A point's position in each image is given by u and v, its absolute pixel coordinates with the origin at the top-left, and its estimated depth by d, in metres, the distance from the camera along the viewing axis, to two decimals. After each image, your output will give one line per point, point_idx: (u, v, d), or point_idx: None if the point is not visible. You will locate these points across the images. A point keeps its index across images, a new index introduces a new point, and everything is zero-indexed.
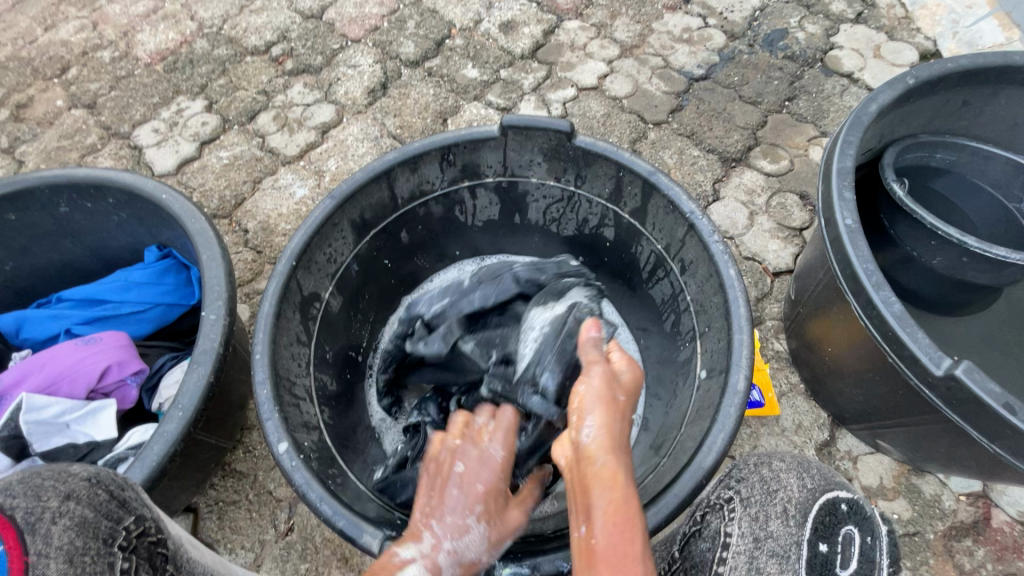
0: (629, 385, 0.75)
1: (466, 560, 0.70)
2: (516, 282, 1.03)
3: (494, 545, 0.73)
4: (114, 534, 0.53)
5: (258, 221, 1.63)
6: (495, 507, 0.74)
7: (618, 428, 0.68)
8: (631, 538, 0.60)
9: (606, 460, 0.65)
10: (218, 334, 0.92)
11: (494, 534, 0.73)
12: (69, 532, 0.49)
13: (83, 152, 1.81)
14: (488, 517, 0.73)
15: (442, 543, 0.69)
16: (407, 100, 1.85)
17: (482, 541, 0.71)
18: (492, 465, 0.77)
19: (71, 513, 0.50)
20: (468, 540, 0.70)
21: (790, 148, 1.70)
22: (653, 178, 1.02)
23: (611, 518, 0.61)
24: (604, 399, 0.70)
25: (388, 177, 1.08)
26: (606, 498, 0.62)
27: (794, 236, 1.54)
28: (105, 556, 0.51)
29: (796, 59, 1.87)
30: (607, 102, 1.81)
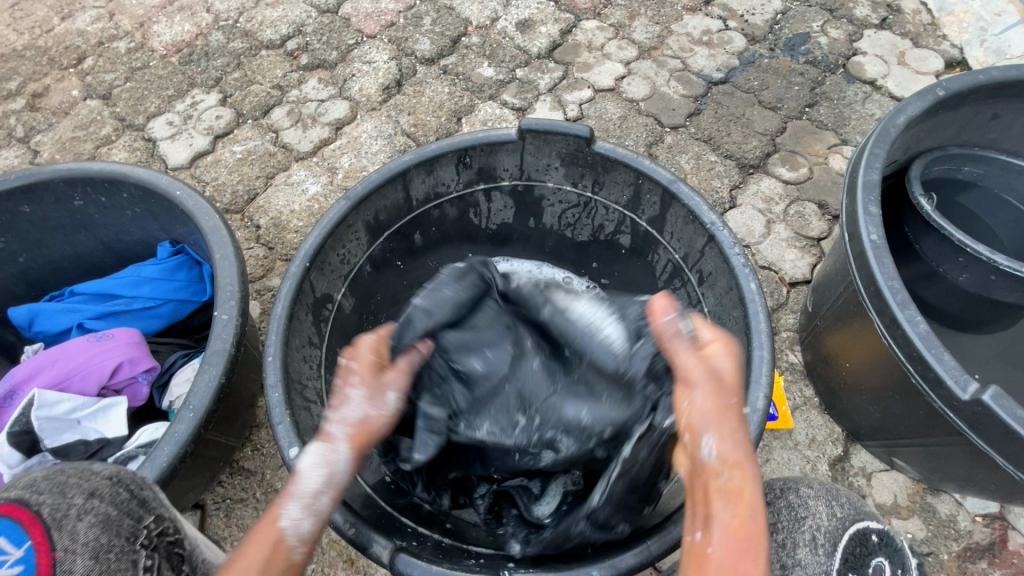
0: (735, 381, 0.69)
1: (353, 420, 0.71)
2: (424, 317, 0.88)
3: (378, 399, 0.73)
4: (136, 532, 0.59)
5: (270, 216, 1.62)
6: (369, 374, 0.75)
7: (739, 440, 0.64)
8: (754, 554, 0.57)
9: (730, 470, 0.62)
10: (229, 336, 0.91)
11: (378, 394, 0.74)
12: (95, 528, 0.55)
13: (98, 143, 1.81)
14: (365, 378, 0.74)
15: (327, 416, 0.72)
16: (421, 98, 1.83)
17: (363, 401, 0.73)
18: (370, 343, 0.79)
19: (95, 511, 0.56)
20: (349, 404, 0.72)
21: (809, 155, 1.67)
22: (673, 187, 1.00)
23: (730, 531, 0.59)
24: (719, 412, 0.65)
25: (403, 179, 1.06)
26: (728, 515, 0.60)
27: (811, 246, 1.51)
28: (128, 554, 0.56)
29: (817, 64, 1.84)
30: (624, 104, 1.79)
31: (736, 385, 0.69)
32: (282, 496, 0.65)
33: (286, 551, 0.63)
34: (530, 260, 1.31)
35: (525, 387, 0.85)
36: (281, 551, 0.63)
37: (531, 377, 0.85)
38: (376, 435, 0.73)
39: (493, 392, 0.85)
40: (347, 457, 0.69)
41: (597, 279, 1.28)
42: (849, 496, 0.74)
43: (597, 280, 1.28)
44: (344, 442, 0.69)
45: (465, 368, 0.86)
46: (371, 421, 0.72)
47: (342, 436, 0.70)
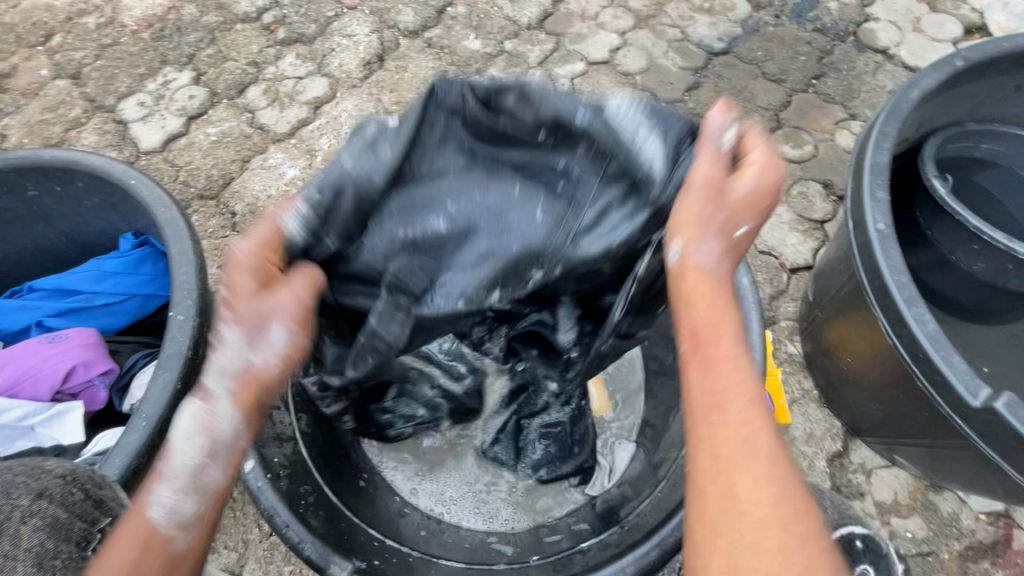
0: (742, 207, 0.66)
1: (234, 369, 0.63)
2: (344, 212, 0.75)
3: (255, 333, 0.63)
4: (87, 536, 0.64)
5: (246, 203, 1.55)
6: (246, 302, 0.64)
7: (721, 243, 0.64)
8: (724, 334, 0.59)
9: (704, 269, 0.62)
10: (187, 337, 0.86)
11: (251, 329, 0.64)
12: (39, 533, 0.60)
13: (67, 126, 1.73)
14: (243, 321, 0.63)
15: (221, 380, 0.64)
16: (404, 74, 1.73)
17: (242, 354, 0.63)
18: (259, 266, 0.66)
19: (41, 514, 0.61)
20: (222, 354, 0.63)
21: (814, 131, 1.57)
22: None
23: (704, 326, 0.60)
24: (698, 218, 0.63)
25: None
26: (697, 312, 0.60)
27: (814, 229, 1.43)
28: (71, 557, 0.62)
29: (826, 32, 1.72)
30: (618, 78, 1.69)
31: (743, 209, 0.66)
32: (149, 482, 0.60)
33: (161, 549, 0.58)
34: None
35: (528, 243, 0.69)
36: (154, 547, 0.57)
37: (524, 224, 0.71)
38: (269, 382, 0.65)
39: (480, 259, 0.69)
40: (231, 416, 0.63)
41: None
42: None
43: None
44: (227, 398, 0.63)
45: (426, 231, 0.71)
46: (255, 369, 0.63)
47: (225, 392, 0.63)
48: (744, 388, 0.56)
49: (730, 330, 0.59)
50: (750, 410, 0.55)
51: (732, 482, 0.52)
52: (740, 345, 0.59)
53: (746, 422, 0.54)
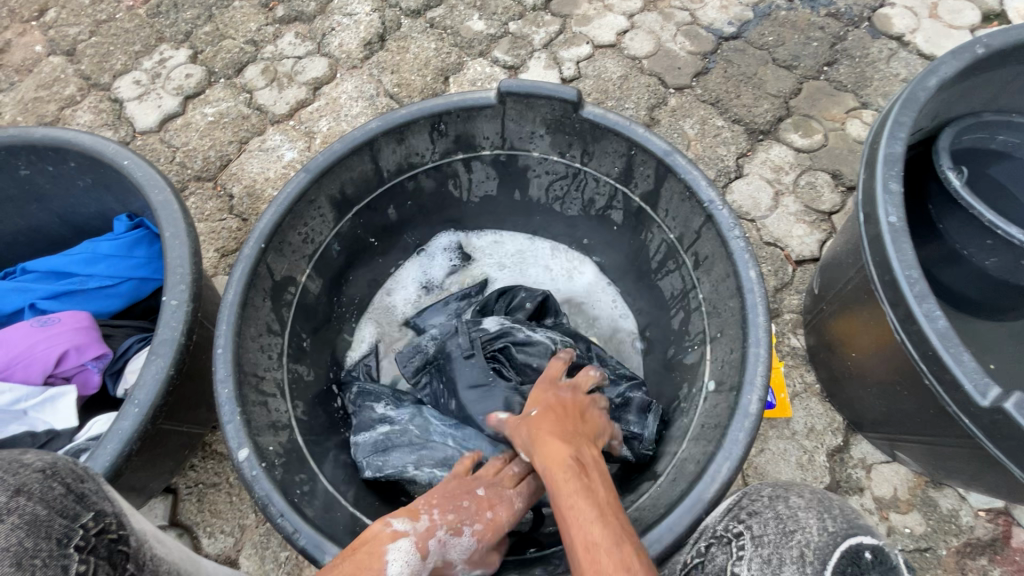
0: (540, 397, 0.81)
1: (443, 561, 0.71)
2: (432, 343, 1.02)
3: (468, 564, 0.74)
4: (70, 533, 0.44)
5: (243, 184, 1.52)
6: (489, 538, 0.74)
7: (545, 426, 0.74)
8: (571, 498, 0.64)
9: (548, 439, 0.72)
10: (180, 324, 0.84)
11: (474, 556, 0.74)
12: (19, 531, 0.41)
13: (62, 104, 1.69)
14: (482, 537, 0.74)
15: (436, 530, 0.70)
16: (406, 54, 1.69)
17: (463, 552, 0.73)
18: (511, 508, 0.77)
19: (21, 510, 0.42)
20: (457, 543, 0.72)
21: (825, 120, 1.54)
22: (669, 159, 0.88)
23: (551, 497, 0.66)
24: (519, 423, 0.78)
25: (370, 148, 0.95)
26: (550, 472, 0.68)
27: (822, 221, 1.40)
28: (57, 559, 0.42)
29: (839, 17, 1.68)
30: (625, 62, 1.65)
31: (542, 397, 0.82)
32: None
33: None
34: (519, 235, 1.21)
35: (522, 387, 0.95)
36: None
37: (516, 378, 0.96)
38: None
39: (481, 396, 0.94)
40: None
41: (589, 258, 1.18)
42: (843, 509, 0.61)
43: (588, 258, 1.18)
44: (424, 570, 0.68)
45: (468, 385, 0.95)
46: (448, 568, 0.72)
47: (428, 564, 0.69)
48: (602, 542, 0.59)
49: (567, 469, 0.67)
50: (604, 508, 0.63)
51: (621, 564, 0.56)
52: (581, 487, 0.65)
53: (603, 525, 0.60)
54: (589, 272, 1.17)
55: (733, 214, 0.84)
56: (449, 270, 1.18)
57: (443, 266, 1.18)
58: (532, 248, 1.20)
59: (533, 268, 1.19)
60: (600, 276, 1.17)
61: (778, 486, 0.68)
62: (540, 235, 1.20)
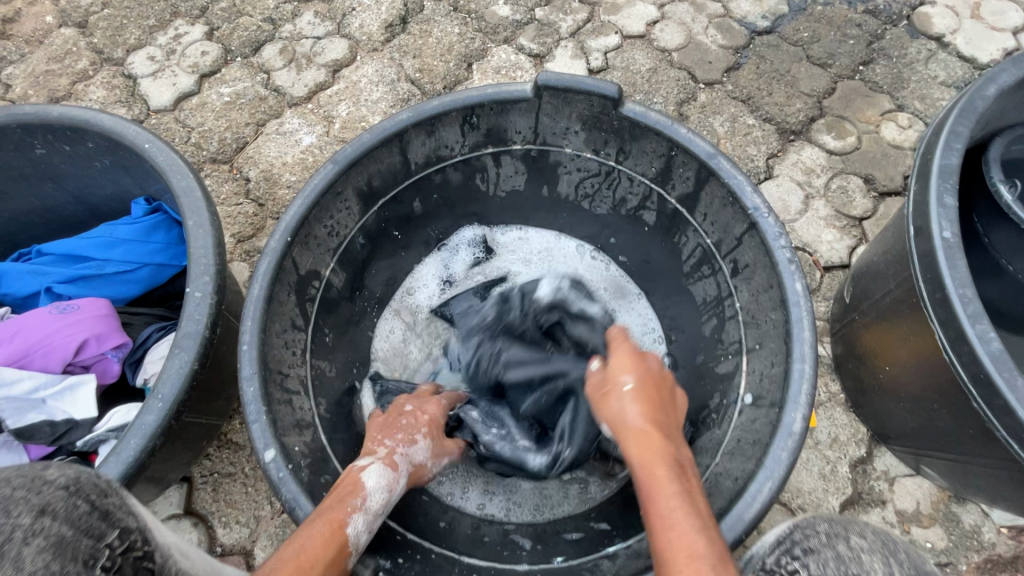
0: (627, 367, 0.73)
1: (415, 463, 0.82)
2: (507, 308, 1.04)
3: (436, 454, 0.86)
4: (96, 554, 0.43)
5: (260, 168, 1.49)
6: (434, 432, 0.87)
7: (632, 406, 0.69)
8: (665, 496, 0.60)
9: (645, 425, 0.67)
10: (203, 317, 0.81)
11: (436, 451, 0.86)
12: (42, 556, 0.40)
13: (74, 78, 1.65)
14: (431, 437, 0.85)
15: (396, 450, 0.80)
16: (428, 38, 1.64)
17: (426, 451, 0.84)
18: (435, 412, 0.90)
19: (46, 532, 0.41)
20: (415, 451, 0.82)
21: (859, 122, 1.50)
22: (713, 163, 0.85)
23: (648, 493, 0.61)
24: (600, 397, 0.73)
25: (401, 140, 0.92)
26: (644, 457, 0.64)
27: (852, 226, 1.37)
28: None
29: (877, 15, 1.63)
30: (654, 54, 1.60)
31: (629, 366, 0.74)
32: (353, 500, 0.71)
33: (346, 552, 0.66)
34: (545, 231, 1.17)
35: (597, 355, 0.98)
36: (343, 554, 0.66)
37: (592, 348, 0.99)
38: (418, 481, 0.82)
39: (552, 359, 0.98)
40: (404, 483, 0.79)
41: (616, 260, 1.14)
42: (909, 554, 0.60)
43: (614, 258, 1.15)
44: (404, 476, 0.79)
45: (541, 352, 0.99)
46: (421, 467, 0.83)
47: (405, 473, 0.79)
48: (701, 551, 0.55)
49: (668, 469, 0.62)
50: (701, 512, 0.59)
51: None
52: (677, 491, 0.60)
53: (706, 533, 0.57)
54: (614, 272, 1.14)
55: (779, 223, 0.80)
56: (471, 265, 1.15)
57: (466, 262, 1.15)
58: (559, 247, 1.16)
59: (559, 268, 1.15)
60: (628, 279, 1.13)
61: (834, 522, 0.66)
62: (567, 232, 1.16)
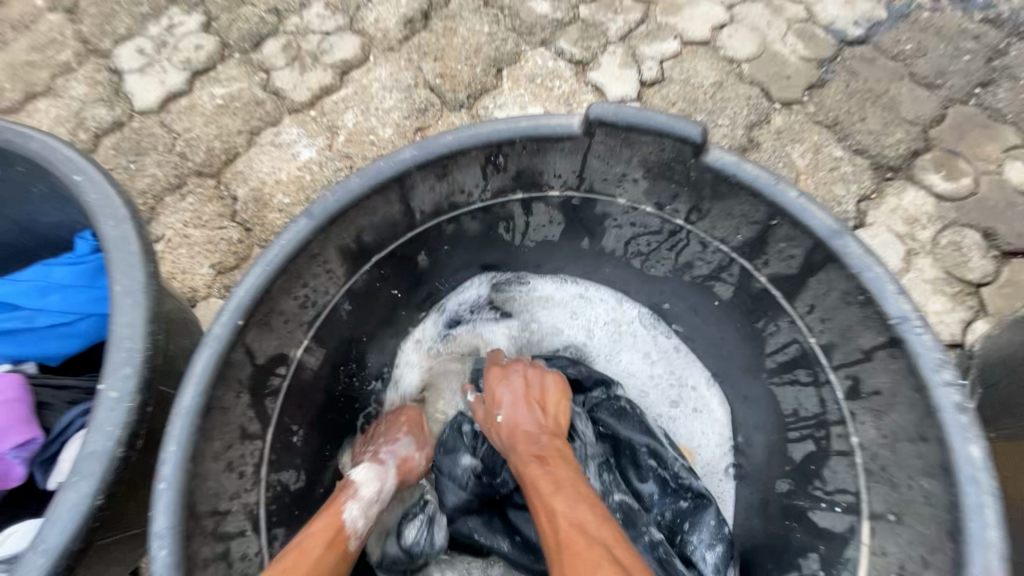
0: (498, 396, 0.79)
1: (397, 461, 0.80)
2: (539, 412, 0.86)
3: (420, 444, 0.83)
4: None
5: (250, 186, 1.28)
6: (413, 425, 0.84)
7: (519, 425, 0.76)
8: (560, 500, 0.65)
9: (518, 436, 0.74)
10: (118, 429, 0.59)
11: (421, 444, 0.84)
12: None
13: (55, 72, 1.46)
14: (412, 433, 0.84)
15: (377, 453, 0.80)
16: (452, 38, 1.40)
17: (410, 447, 0.82)
18: (410, 415, 0.85)
19: None
20: (397, 445, 0.81)
21: (975, 159, 1.21)
22: (835, 243, 0.60)
23: (539, 505, 0.66)
24: (488, 423, 0.79)
25: (400, 185, 0.69)
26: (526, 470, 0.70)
27: (967, 294, 1.09)
28: None
29: (1000, 25, 1.33)
30: (721, 66, 1.33)
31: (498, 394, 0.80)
32: (342, 495, 0.72)
33: (347, 540, 0.68)
34: (604, 296, 0.92)
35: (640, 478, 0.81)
36: (343, 539, 0.68)
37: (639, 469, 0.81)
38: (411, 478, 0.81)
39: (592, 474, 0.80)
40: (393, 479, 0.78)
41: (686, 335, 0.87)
42: None
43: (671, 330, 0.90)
44: (391, 470, 0.79)
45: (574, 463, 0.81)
46: (411, 461, 0.81)
47: (391, 471, 0.79)
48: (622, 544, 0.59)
49: (532, 465, 0.69)
50: (585, 494, 0.66)
51: (605, 550, 0.58)
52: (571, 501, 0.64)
53: (593, 514, 0.63)
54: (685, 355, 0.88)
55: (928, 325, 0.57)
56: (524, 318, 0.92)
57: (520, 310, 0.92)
58: (623, 318, 0.91)
59: (625, 350, 0.90)
60: (692, 358, 0.88)
61: None
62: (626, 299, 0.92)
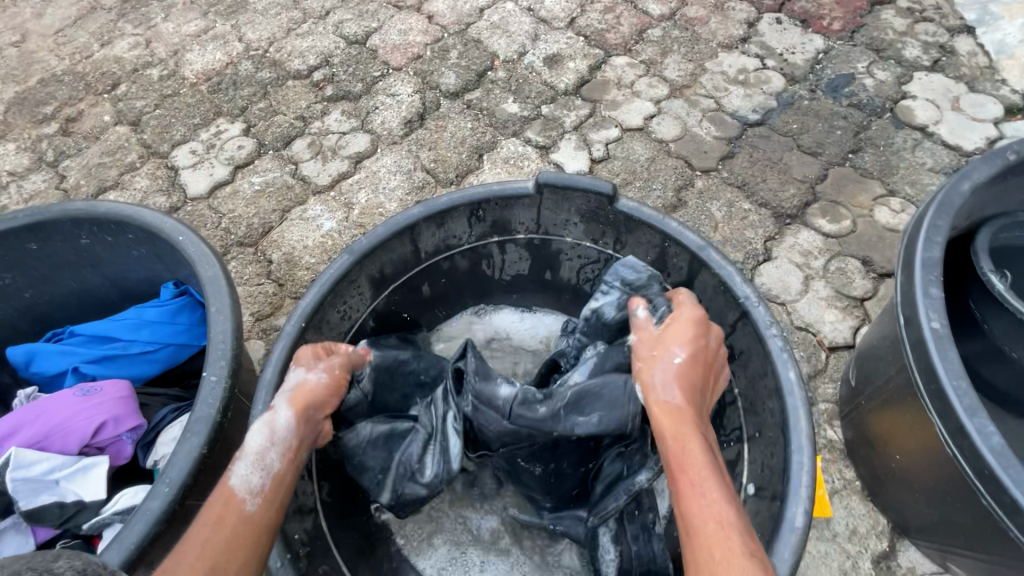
0: (678, 341, 0.81)
1: (289, 393, 0.81)
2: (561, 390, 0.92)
3: (309, 370, 0.84)
4: None
5: (283, 251, 1.59)
6: (300, 358, 0.85)
7: (680, 372, 0.78)
8: (691, 454, 0.70)
9: (661, 383, 0.77)
10: (217, 401, 0.85)
11: (312, 372, 0.84)
12: None
13: (122, 170, 1.82)
14: (302, 364, 0.84)
15: (272, 398, 0.81)
16: (443, 133, 1.79)
17: (300, 378, 0.83)
18: (305, 351, 0.86)
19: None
20: (289, 380, 0.83)
21: (852, 207, 1.55)
22: (703, 254, 0.91)
23: (673, 451, 0.71)
24: (643, 358, 0.82)
25: (411, 232, 0.99)
26: (666, 418, 0.74)
27: (854, 307, 1.39)
28: None
29: (862, 108, 1.74)
30: (653, 145, 1.71)
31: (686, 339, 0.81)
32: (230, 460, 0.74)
33: (242, 501, 0.71)
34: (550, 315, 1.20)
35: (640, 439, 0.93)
36: (235, 502, 0.70)
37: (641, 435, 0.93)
38: (318, 397, 0.82)
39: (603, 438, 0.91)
40: (287, 412, 0.79)
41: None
42: None
43: None
44: (284, 406, 0.79)
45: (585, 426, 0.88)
46: (304, 386, 0.82)
47: (284, 404, 0.79)
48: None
49: (699, 443, 0.71)
50: (714, 459, 0.70)
51: (741, 544, 0.61)
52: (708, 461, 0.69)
53: (714, 476, 0.68)
54: None
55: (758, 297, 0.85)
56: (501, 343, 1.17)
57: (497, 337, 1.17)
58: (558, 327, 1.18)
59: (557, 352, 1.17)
60: None
61: None
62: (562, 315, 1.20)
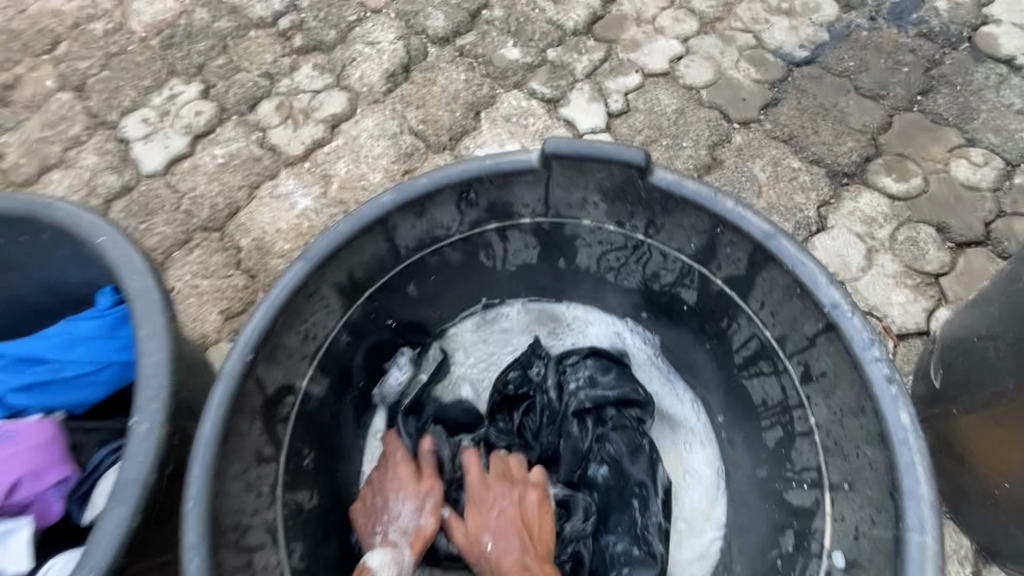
0: (481, 526, 0.80)
1: (408, 529, 0.80)
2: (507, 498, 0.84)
3: (423, 505, 0.81)
4: None
5: (252, 236, 1.37)
6: (408, 485, 0.83)
7: (507, 545, 0.77)
8: None
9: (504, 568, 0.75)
10: (150, 457, 0.66)
11: (422, 504, 0.82)
12: None
13: (67, 144, 1.57)
14: (410, 497, 0.82)
15: (388, 532, 0.80)
16: (433, 87, 1.52)
17: (412, 512, 0.81)
18: (406, 475, 0.84)
19: None
20: (402, 519, 0.81)
21: (923, 161, 1.30)
22: (770, 246, 0.70)
23: None
24: (471, 552, 0.79)
25: (385, 226, 0.78)
26: None
27: (929, 285, 1.17)
28: None
29: (933, 38, 1.44)
30: (680, 93, 1.44)
31: (484, 522, 0.80)
32: None
33: None
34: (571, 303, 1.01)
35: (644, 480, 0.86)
36: None
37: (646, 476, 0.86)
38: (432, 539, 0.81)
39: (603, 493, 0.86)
40: (410, 559, 0.78)
41: (633, 377, 0.93)
42: None
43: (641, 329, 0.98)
44: (406, 548, 0.78)
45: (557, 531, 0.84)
46: (423, 529, 0.79)
47: (405, 546, 0.79)
48: None
49: None
50: None
51: None
52: None
53: None
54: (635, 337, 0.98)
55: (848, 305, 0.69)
56: (493, 359, 0.99)
57: (484, 350, 0.99)
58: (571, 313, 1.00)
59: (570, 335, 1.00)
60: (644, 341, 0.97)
61: None
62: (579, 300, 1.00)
